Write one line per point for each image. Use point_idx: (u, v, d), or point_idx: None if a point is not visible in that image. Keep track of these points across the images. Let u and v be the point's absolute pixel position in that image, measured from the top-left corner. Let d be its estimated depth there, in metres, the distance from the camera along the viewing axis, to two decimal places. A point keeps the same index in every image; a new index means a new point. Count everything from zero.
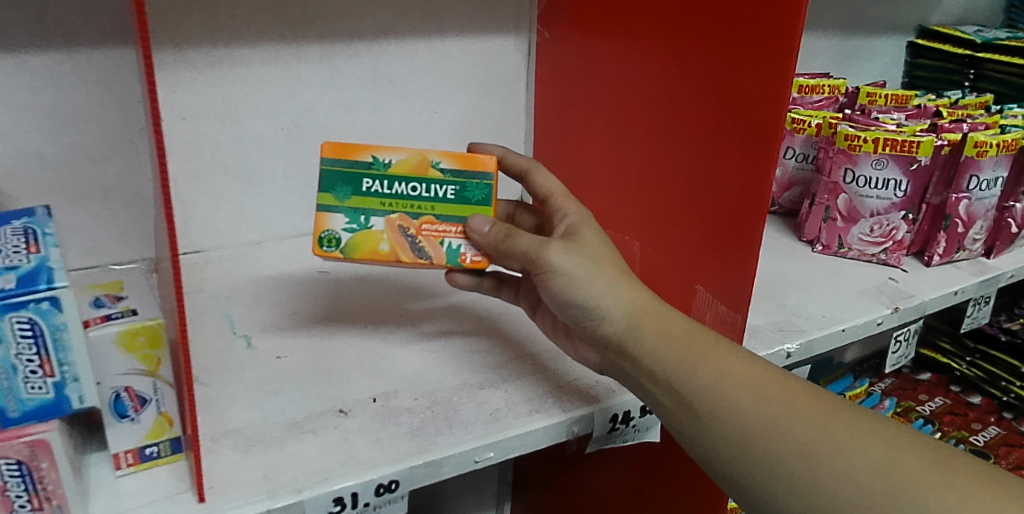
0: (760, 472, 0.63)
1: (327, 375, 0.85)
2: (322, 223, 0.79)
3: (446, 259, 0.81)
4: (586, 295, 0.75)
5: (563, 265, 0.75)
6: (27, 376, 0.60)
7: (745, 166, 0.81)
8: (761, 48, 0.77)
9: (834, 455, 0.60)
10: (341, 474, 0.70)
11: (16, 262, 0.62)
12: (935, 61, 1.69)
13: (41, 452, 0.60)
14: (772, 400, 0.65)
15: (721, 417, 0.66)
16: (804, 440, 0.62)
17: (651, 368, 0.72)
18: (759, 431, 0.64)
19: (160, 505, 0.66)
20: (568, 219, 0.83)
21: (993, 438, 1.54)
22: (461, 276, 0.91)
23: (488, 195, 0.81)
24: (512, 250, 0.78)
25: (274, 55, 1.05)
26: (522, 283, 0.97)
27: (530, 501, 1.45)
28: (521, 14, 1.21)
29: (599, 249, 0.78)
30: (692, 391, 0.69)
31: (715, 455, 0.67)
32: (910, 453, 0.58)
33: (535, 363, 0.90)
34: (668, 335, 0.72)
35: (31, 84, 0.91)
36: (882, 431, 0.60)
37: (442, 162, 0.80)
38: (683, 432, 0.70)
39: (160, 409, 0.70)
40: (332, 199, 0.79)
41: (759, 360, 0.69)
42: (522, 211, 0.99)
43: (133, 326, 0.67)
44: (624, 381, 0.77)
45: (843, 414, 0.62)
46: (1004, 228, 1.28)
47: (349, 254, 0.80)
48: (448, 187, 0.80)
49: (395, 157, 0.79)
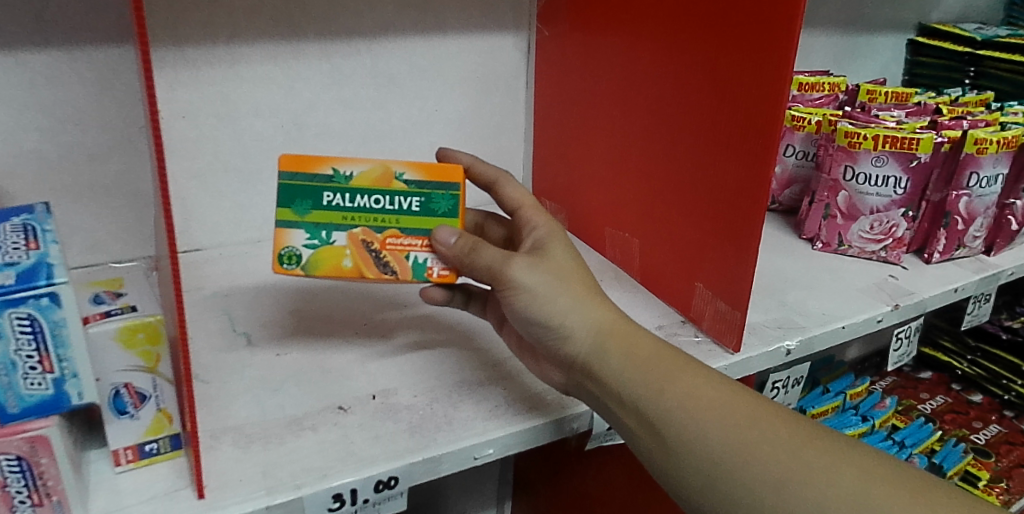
0: (729, 500, 0.64)
1: (326, 372, 0.85)
2: (281, 240, 0.78)
3: (412, 274, 0.79)
4: (550, 314, 0.74)
5: (527, 282, 0.74)
6: (27, 372, 0.60)
7: (744, 166, 0.81)
8: (761, 47, 0.76)
9: (807, 484, 0.60)
10: (340, 471, 0.70)
11: (15, 258, 0.62)
12: (935, 59, 1.68)
13: (41, 447, 0.61)
14: (740, 426, 0.65)
15: (689, 442, 0.66)
16: (775, 468, 0.62)
17: (617, 389, 0.72)
18: (728, 459, 0.64)
19: (160, 501, 0.66)
20: (536, 233, 0.81)
21: (995, 436, 1.54)
22: (433, 290, 0.89)
23: (454, 206, 0.79)
24: (475, 264, 0.76)
25: (274, 53, 1.05)
26: (490, 299, 0.93)
27: (530, 499, 1.45)
28: (520, 12, 1.21)
29: (565, 266, 0.77)
30: (660, 415, 0.68)
31: (684, 481, 0.66)
32: (882, 483, 0.59)
33: (505, 372, 0.87)
34: (634, 357, 0.72)
35: (31, 83, 0.91)
36: (854, 459, 0.61)
37: (406, 173, 0.79)
38: (651, 458, 0.69)
39: (160, 406, 0.70)
40: (291, 214, 0.78)
41: (724, 382, 0.69)
42: (491, 222, 0.98)
43: (133, 322, 0.67)
44: (589, 401, 0.76)
45: (814, 441, 0.63)
46: (1004, 225, 1.28)
47: (310, 270, 0.79)
48: (412, 198, 0.79)
49: (356, 169, 0.78)
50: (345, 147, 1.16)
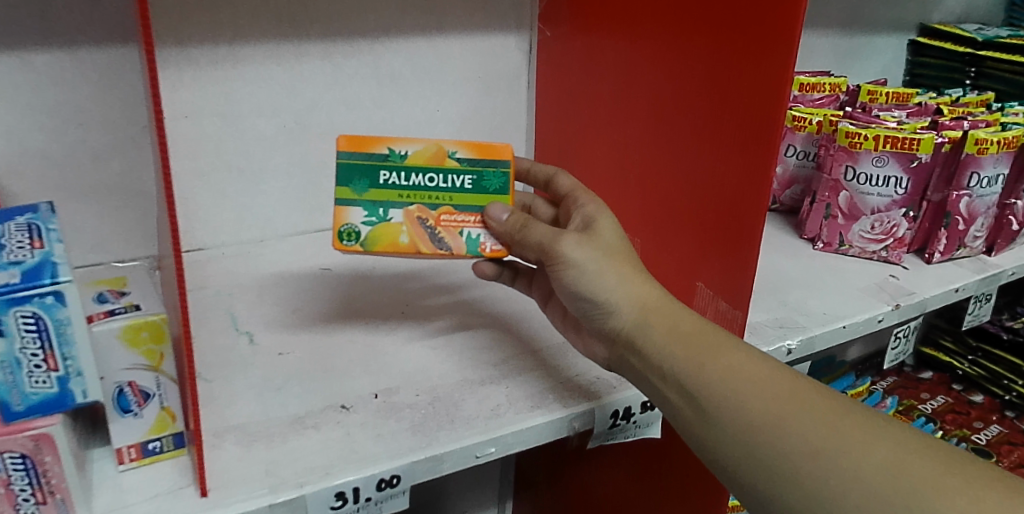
0: (765, 471, 0.64)
1: (329, 370, 0.85)
2: (341, 217, 0.79)
3: (466, 249, 0.81)
4: (596, 290, 0.76)
5: (577, 258, 0.76)
6: (32, 370, 0.60)
7: (744, 163, 0.82)
8: (759, 42, 0.77)
9: (842, 455, 0.60)
10: (343, 470, 0.70)
11: (20, 257, 0.63)
12: (937, 60, 1.69)
13: (45, 445, 0.61)
14: (779, 398, 0.65)
15: (728, 413, 0.67)
16: (811, 439, 0.62)
17: (658, 362, 0.73)
18: (765, 428, 0.64)
19: (164, 499, 0.66)
20: (585, 210, 0.84)
21: (995, 436, 1.54)
22: (486, 266, 0.94)
23: (505, 183, 0.82)
24: (526, 241, 0.78)
25: (276, 53, 1.05)
26: (536, 274, 0.97)
27: (531, 499, 1.46)
28: (523, 12, 1.21)
29: (613, 243, 0.79)
30: (699, 387, 0.69)
31: (722, 452, 0.67)
32: (920, 454, 0.58)
33: (535, 360, 0.90)
34: (676, 331, 0.73)
35: (35, 83, 0.91)
36: (893, 432, 0.60)
37: (459, 152, 0.81)
38: (690, 430, 0.70)
39: (163, 404, 0.70)
40: (349, 192, 0.80)
41: (767, 358, 0.70)
42: (540, 202, 0.99)
43: (137, 322, 0.68)
44: (632, 378, 0.78)
45: (853, 414, 0.63)
46: (1005, 225, 1.28)
47: (369, 247, 0.80)
48: (465, 176, 0.81)
49: (410, 148, 0.80)
50: None
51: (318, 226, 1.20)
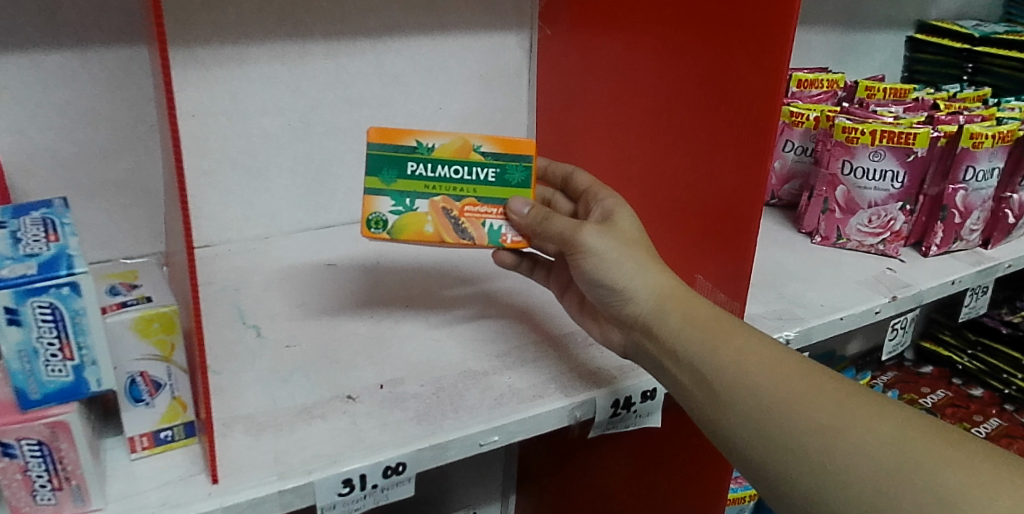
0: (771, 447, 0.65)
1: (335, 362, 0.87)
2: (370, 206, 0.81)
3: (488, 239, 0.84)
4: (614, 278, 0.78)
5: (596, 247, 0.78)
6: (49, 359, 0.62)
7: (742, 150, 0.83)
8: (755, 34, 0.78)
9: (849, 431, 0.62)
10: (350, 457, 0.72)
11: (36, 250, 0.64)
12: (935, 56, 1.70)
13: (61, 432, 0.63)
14: (789, 378, 0.67)
15: (739, 393, 0.69)
16: (819, 415, 0.64)
17: (673, 347, 0.75)
18: (777, 407, 0.66)
19: (175, 487, 0.68)
20: (605, 204, 0.87)
21: (994, 429, 1.54)
22: (505, 255, 0.97)
23: (528, 177, 0.83)
24: (547, 232, 0.80)
25: (281, 53, 1.07)
26: (554, 267, 0.99)
27: (536, 491, 1.48)
28: (524, 10, 1.23)
29: (630, 234, 0.81)
30: (713, 370, 0.71)
31: (732, 431, 0.69)
32: (920, 431, 0.60)
33: (535, 353, 0.91)
34: (692, 317, 0.75)
35: (45, 82, 0.93)
36: (896, 410, 0.62)
37: (484, 145, 0.82)
38: (702, 411, 0.72)
39: (175, 393, 0.72)
40: (378, 183, 0.81)
41: (779, 343, 0.71)
42: (560, 197, 0.99)
43: (148, 313, 0.69)
44: (647, 363, 0.80)
45: (858, 394, 0.64)
46: (1002, 218, 1.30)
47: (396, 235, 0.82)
48: (490, 169, 0.82)
49: (438, 141, 0.81)
50: (352, 144, 1.19)
51: (322, 223, 1.22)
